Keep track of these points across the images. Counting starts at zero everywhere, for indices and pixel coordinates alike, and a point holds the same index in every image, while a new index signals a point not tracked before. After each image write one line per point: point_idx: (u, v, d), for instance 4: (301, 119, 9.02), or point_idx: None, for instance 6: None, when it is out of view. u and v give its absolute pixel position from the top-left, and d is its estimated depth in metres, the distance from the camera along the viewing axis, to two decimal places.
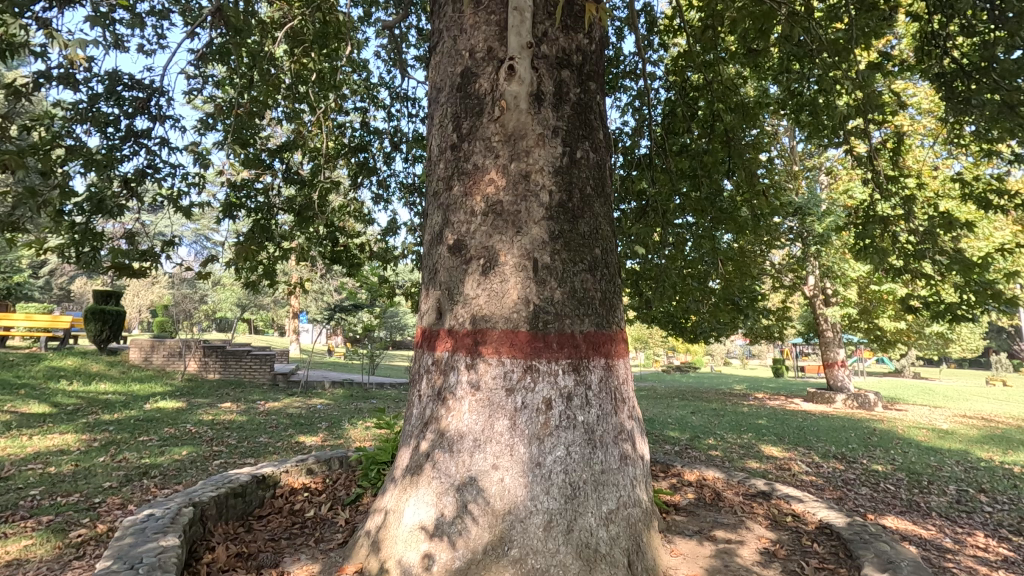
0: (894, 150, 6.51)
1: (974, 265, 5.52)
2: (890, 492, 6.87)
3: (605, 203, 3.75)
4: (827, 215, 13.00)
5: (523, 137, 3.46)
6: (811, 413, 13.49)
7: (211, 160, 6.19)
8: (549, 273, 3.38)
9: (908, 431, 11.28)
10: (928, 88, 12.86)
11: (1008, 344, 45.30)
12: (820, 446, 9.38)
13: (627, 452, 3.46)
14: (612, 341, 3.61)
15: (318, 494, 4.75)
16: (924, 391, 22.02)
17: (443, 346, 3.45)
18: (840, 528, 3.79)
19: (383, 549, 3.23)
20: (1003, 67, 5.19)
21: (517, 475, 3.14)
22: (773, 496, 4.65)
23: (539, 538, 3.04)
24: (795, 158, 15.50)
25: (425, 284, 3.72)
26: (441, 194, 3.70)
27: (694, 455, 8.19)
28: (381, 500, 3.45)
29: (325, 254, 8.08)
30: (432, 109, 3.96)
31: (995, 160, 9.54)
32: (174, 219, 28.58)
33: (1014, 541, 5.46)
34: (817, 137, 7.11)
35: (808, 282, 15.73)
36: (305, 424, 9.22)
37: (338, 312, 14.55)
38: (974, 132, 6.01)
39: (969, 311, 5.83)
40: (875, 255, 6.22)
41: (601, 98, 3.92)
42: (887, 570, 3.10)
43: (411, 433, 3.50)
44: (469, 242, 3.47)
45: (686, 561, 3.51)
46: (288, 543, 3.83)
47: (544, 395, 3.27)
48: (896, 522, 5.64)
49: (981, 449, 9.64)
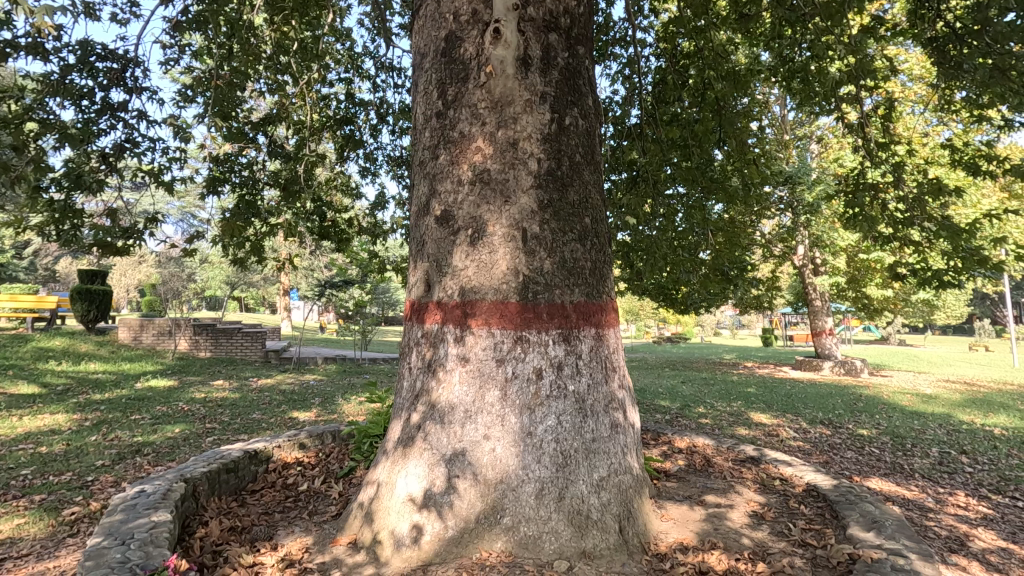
0: (885, 116, 6.42)
1: (961, 231, 5.52)
2: (875, 455, 7.03)
3: (594, 170, 3.68)
4: (818, 183, 12.95)
5: (510, 104, 3.39)
6: (798, 381, 13.75)
7: (191, 133, 5.98)
8: (539, 243, 3.34)
9: (894, 397, 11.52)
10: (920, 54, 12.76)
11: (991, 310, 46.36)
12: (807, 412, 9.55)
13: (618, 420, 3.46)
14: (603, 310, 3.58)
15: (311, 468, 4.76)
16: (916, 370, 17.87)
17: (433, 319, 3.43)
18: (826, 491, 3.87)
19: (375, 520, 3.24)
20: (995, 31, 4.98)
21: (508, 444, 3.15)
22: (761, 462, 4.74)
23: (532, 506, 3.08)
24: (785, 128, 15.40)
25: (413, 256, 3.67)
26: (427, 163, 3.63)
27: (685, 423, 8.33)
28: (373, 473, 3.46)
29: (313, 229, 7.93)
30: (416, 76, 3.85)
31: (984, 126, 9.52)
32: (157, 196, 28.03)
33: (993, 500, 5.60)
34: (808, 105, 7.01)
35: (797, 251, 15.85)
36: (298, 400, 9.25)
37: (328, 287, 14.45)
38: (966, 99, 5.93)
39: (956, 278, 5.84)
40: (864, 224, 6.19)
41: (591, 64, 3.82)
42: (872, 529, 3.17)
43: (403, 406, 3.49)
44: (456, 212, 3.41)
45: (676, 526, 3.53)
46: (282, 516, 3.84)
47: (535, 365, 3.26)
48: (880, 484, 5.80)
49: (962, 412, 9.88)
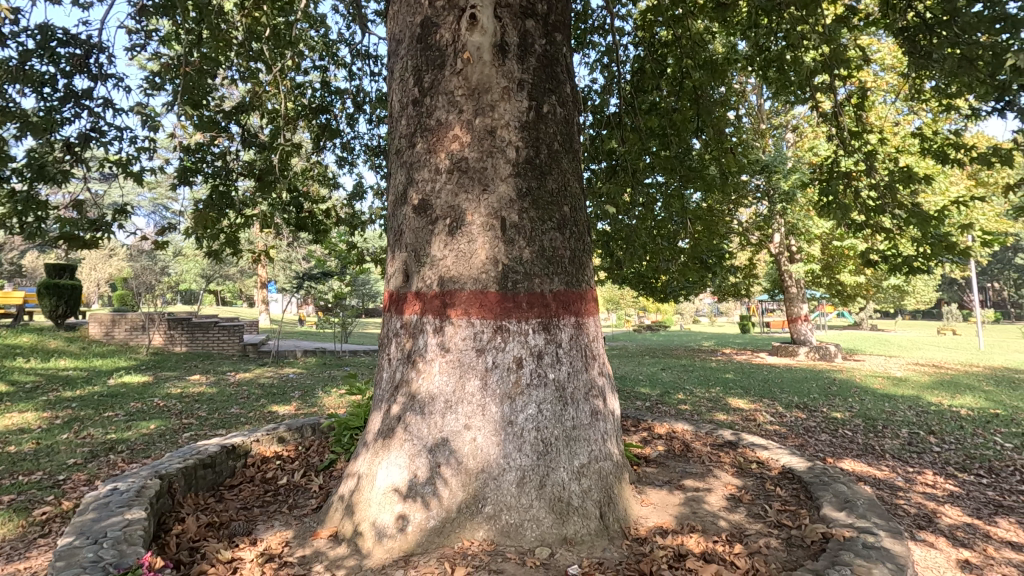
0: (858, 106, 6.52)
1: (930, 218, 5.65)
2: (848, 437, 7.22)
3: (573, 158, 3.66)
4: (793, 172, 13.14)
5: (487, 91, 3.35)
6: (774, 367, 14.04)
7: (159, 122, 5.80)
8: (517, 232, 3.32)
9: (866, 380, 11.85)
10: (891, 44, 12.97)
11: (958, 295, 47.75)
12: (783, 397, 9.75)
13: (598, 408, 3.48)
14: (582, 299, 3.58)
15: (291, 462, 4.71)
16: (889, 353, 18.36)
17: (411, 309, 3.40)
18: (801, 473, 3.97)
19: (356, 512, 3.22)
20: (963, 21, 5.09)
21: (489, 434, 3.16)
22: (739, 446, 4.84)
23: (513, 494, 3.08)
24: (762, 117, 15.55)
25: (391, 246, 3.64)
26: (404, 152, 3.58)
27: (665, 410, 8.46)
28: (353, 465, 3.43)
29: (290, 221, 7.78)
30: (391, 62, 3.79)
31: (953, 115, 9.73)
32: (127, 187, 27.24)
33: (959, 477, 5.79)
34: (784, 94, 7.08)
35: (774, 239, 16.09)
36: (277, 394, 9.14)
37: (307, 279, 14.22)
38: (935, 88, 6.05)
39: (925, 264, 5.99)
40: (838, 211, 6.30)
41: (568, 51, 3.79)
42: (844, 509, 3.26)
43: (382, 398, 3.47)
44: (434, 201, 3.38)
45: (655, 510, 3.57)
46: (261, 511, 3.80)
47: (515, 354, 3.26)
48: (852, 465, 5.97)
49: (931, 394, 10.19)
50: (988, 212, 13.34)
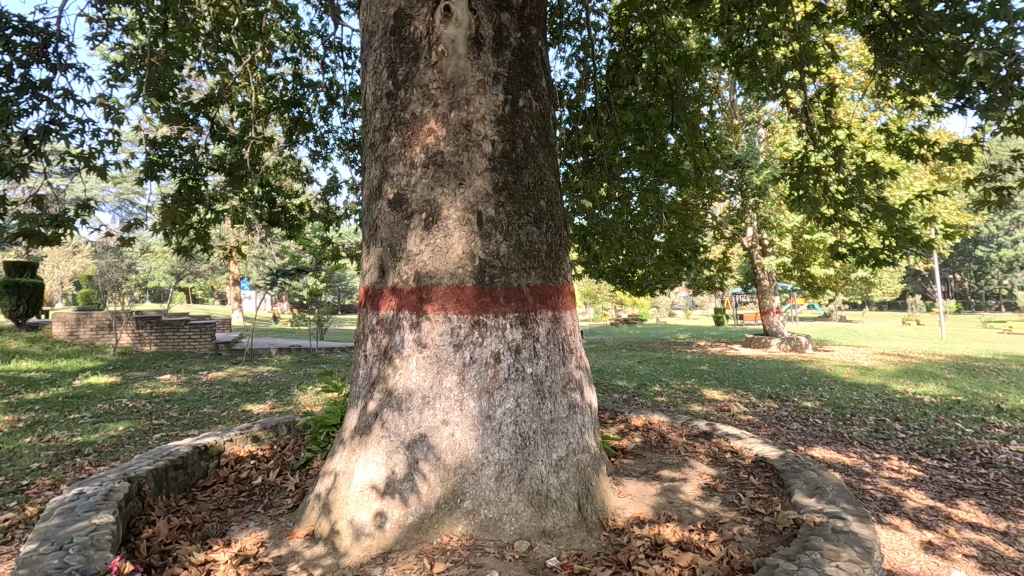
0: (827, 102, 6.66)
1: (896, 212, 5.82)
2: (818, 425, 7.43)
3: (549, 153, 3.66)
4: (765, 166, 13.39)
5: (463, 84, 3.33)
6: (747, 358, 14.33)
7: (123, 114, 5.60)
8: (494, 226, 3.31)
9: (835, 369, 12.19)
10: (859, 41, 13.28)
11: (922, 286, 49.40)
12: (756, 387, 9.97)
13: (576, 401, 3.50)
14: (559, 293, 3.59)
15: (266, 461, 4.63)
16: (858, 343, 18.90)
17: (388, 305, 3.37)
18: (774, 461, 4.06)
19: (333, 510, 3.19)
20: (927, 19, 5.25)
21: (467, 429, 3.15)
22: (713, 436, 4.93)
23: (491, 488, 3.09)
24: (735, 112, 15.79)
25: (366, 241, 3.60)
26: (378, 146, 3.54)
27: (641, 402, 8.57)
28: (330, 463, 3.40)
29: (262, 216, 7.64)
30: (364, 55, 3.73)
31: (917, 112, 10.02)
32: (90, 182, 26.33)
33: (923, 462, 6.00)
34: (756, 90, 7.19)
35: (747, 233, 16.39)
36: (251, 392, 8.98)
37: (280, 276, 13.98)
38: (900, 85, 6.22)
39: (891, 256, 6.17)
40: (808, 205, 6.44)
41: (544, 45, 3.78)
42: (814, 495, 3.35)
43: (359, 394, 3.44)
44: (410, 195, 3.35)
45: (633, 501, 3.62)
46: (235, 511, 3.73)
47: (492, 349, 3.25)
48: (822, 452, 6.14)
49: (896, 382, 10.54)
50: (950, 206, 13.81)
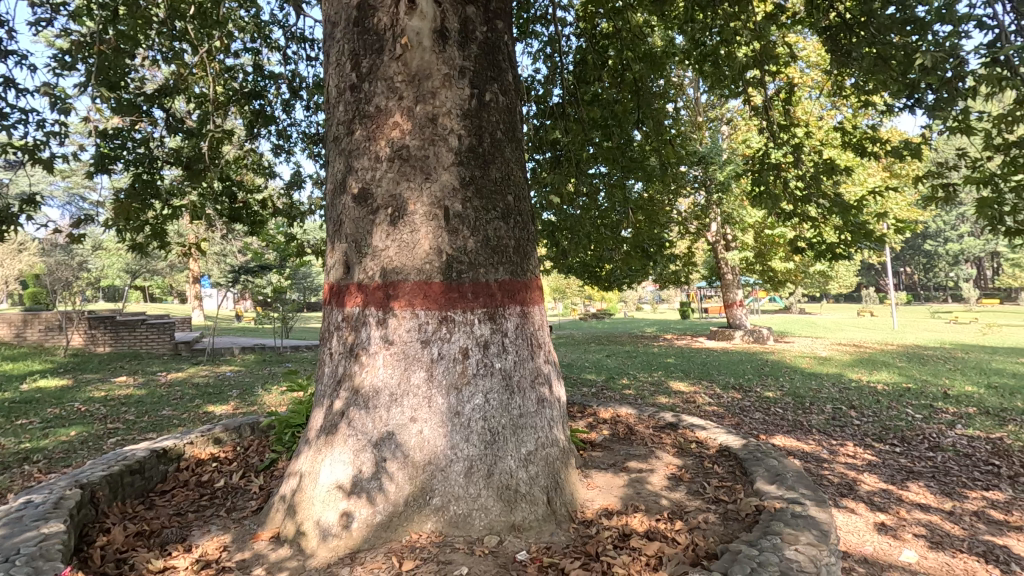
0: (786, 100, 6.85)
1: (851, 207, 6.04)
2: (779, 414, 7.67)
3: (516, 148, 3.65)
4: (728, 163, 13.71)
5: (428, 78, 3.29)
6: (712, 350, 14.68)
7: (70, 104, 5.33)
8: (461, 221, 3.29)
9: (795, 360, 12.60)
10: (816, 42, 13.70)
11: (875, 279, 51.48)
12: (720, 379, 10.23)
13: (544, 395, 3.52)
14: (527, 288, 3.59)
15: (229, 463, 4.51)
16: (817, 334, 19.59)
17: (353, 302, 3.32)
18: (736, 450, 4.17)
19: (299, 512, 3.13)
20: (879, 22, 5.47)
21: (436, 425, 3.13)
22: (679, 427, 5.03)
23: (461, 484, 3.08)
24: (699, 110, 16.09)
25: (330, 237, 3.54)
26: (342, 139, 3.47)
27: (610, 395, 8.69)
28: (295, 464, 3.33)
29: (222, 211, 7.41)
30: (327, 46, 3.65)
31: (871, 111, 10.40)
32: (37, 176, 25.08)
33: (876, 447, 6.27)
34: (719, 88, 7.33)
35: (711, 228, 16.77)
36: (213, 393, 8.74)
37: (243, 273, 13.60)
38: (854, 85, 6.45)
39: (846, 250, 6.40)
40: (768, 201, 6.63)
41: (510, 39, 3.77)
42: (775, 482, 3.46)
43: (324, 393, 3.38)
44: (375, 190, 3.30)
45: (601, 493, 3.67)
46: (196, 516, 3.62)
47: (461, 345, 3.24)
48: (782, 440, 6.35)
49: (852, 371, 10.97)
50: (901, 202, 14.42)
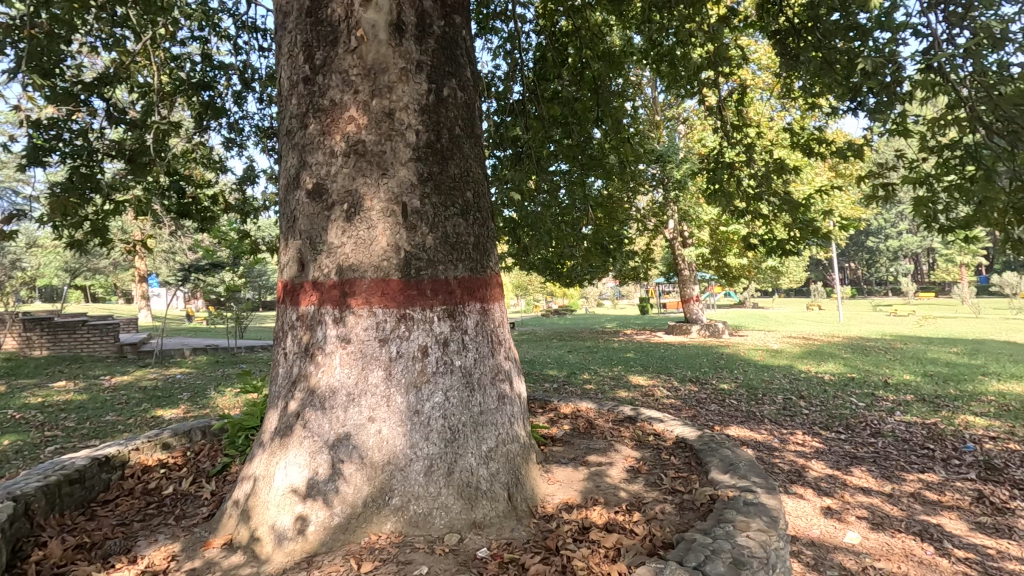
0: (739, 101, 7.06)
1: (799, 205, 6.28)
2: (733, 405, 7.93)
3: (475, 144, 3.63)
4: (684, 161, 14.04)
5: (384, 72, 3.23)
6: (670, 344, 15.05)
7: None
8: (419, 218, 3.25)
9: (748, 353, 13.04)
10: (766, 46, 14.17)
11: (822, 274, 53.81)
12: (678, 372, 10.50)
13: (505, 392, 3.52)
14: (487, 285, 3.58)
15: (178, 469, 4.33)
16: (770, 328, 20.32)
17: (308, 300, 3.24)
18: (692, 442, 4.29)
19: (252, 517, 3.04)
20: (824, 27, 5.70)
21: (394, 425, 3.09)
22: (638, 420, 5.13)
23: (421, 484, 3.05)
24: (656, 109, 16.40)
25: (284, 234, 3.44)
26: (295, 133, 3.37)
27: (571, 390, 8.79)
28: (248, 468, 3.23)
29: (170, 207, 7.07)
30: (278, 37, 3.54)
31: (818, 113, 10.85)
32: None
33: (823, 435, 6.56)
34: (675, 88, 7.49)
35: (668, 225, 17.16)
36: (162, 396, 8.38)
37: (193, 271, 13.09)
38: (802, 88, 6.70)
39: (795, 246, 6.65)
40: (723, 199, 6.82)
41: (468, 34, 3.73)
42: (728, 471, 3.57)
43: (279, 395, 3.29)
44: (330, 185, 3.22)
45: (561, 487, 3.70)
46: (143, 525, 3.46)
47: (420, 343, 3.20)
48: (736, 431, 6.57)
49: (801, 363, 11.45)
50: (845, 200, 15.10)
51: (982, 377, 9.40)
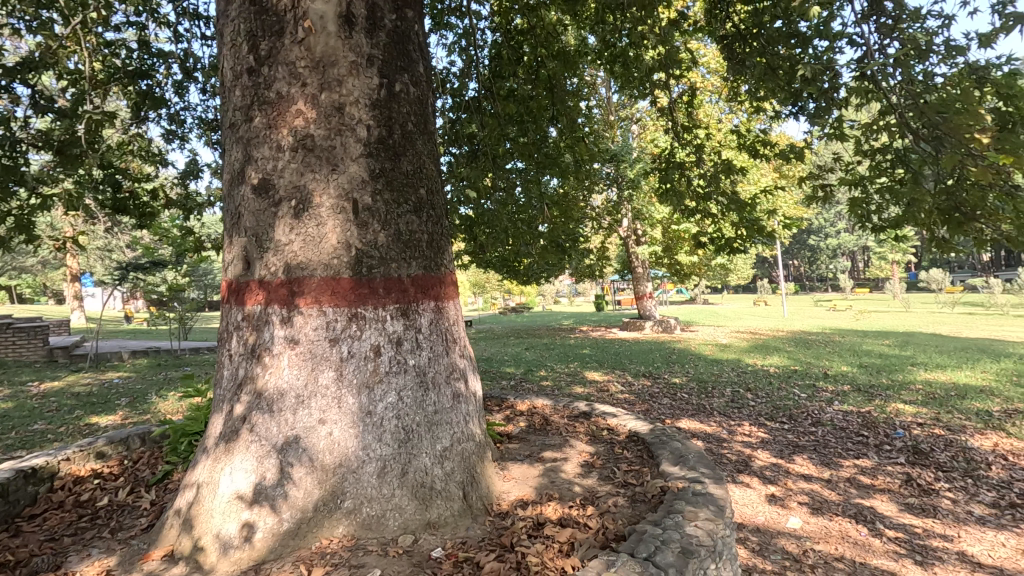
0: (689, 103, 7.25)
1: (745, 205, 6.52)
2: (684, 399, 8.18)
3: (428, 140, 3.59)
4: (637, 161, 14.33)
5: (334, 65, 3.14)
6: (624, 340, 15.35)
7: None
8: (371, 215, 3.19)
9: (699, 348, 13.46)
10: (715, 50, 14.63)
11: (768, 271, 56.13)
12: (632, 367, 10.73)
13: (460, 390, 3.50)
14: (441, 283, 3.55)
15: (114, 479, 4.10)
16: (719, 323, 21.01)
17: (254, 299, 3.12)
18: (644, 435, 4.39)
19: (195, 526, 2.91)
20: (768, 34, 5.93)
21: (346, 427, 3.03)
22: (592, 416, 5.22)
23: (374, 485, 3.00)
24: (611, 109, 16.66)
25: (228, 230, 3.31)
26: (240, 126, 3.25)
27: (528, 387, 8.85)
28: (191, 475, 3.10)
29: (104, 202, 6.69)
30: (220, 25, 3.39)
31: (762, 117, 11.30)
32: None
33: (768, 425, 6.85)
34: (628, 89, 7.63)
35: (623, 224, 17.49)
36: (98, 402, 7.92)
37: (132, 270, 12.43)
38: (748, 92, 6.95)
39: (742, 244, 6.89)
40: (674, 198, 7.01)
41: (421, 29, 3.68)
42: (678, 463, 3.67)
43: (224, 398, 3.17)
44: (277, 181, 3.12)
45: (517, 484, 3.72)
46: (74, 540, 3.26)
47: (372, 342, 3.14)
48: (687, 423, 6.78)
49: (748, 356, 11.91)
50: (788, 200, 15.79)
51: (911, 367, 10.04)
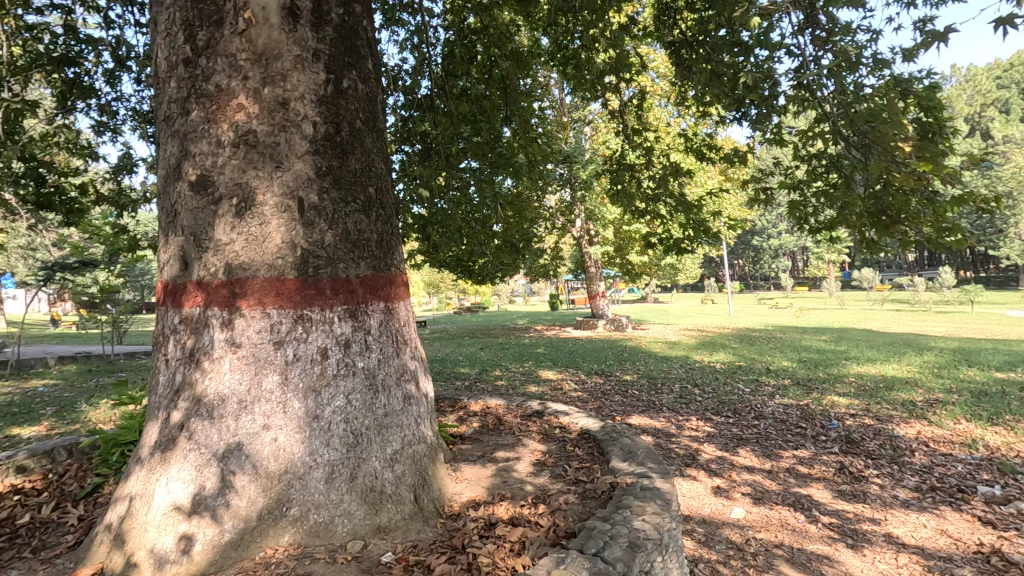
0: (639, 106, 7.42)
1: (692, 206, 6.72)
2: (635, 395, 8.37)
3: (377, 138, 3.52)
4: (590, 162, 14.54)
5: (277, 58, 3.04)
6: (578, 339, 15.56)
7: None
8: (317, 214, 3.10)
9: (649, 345, 13.80)
10: (663, 55, 15.03)
11: (715, 270, 58.18)
12: (585, 365, 10.89)
13: (410, 392, 3.46)
14: (391, 284, 3.49)
15: (36, 495, 3.82)
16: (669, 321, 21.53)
17: (192, 301, 2.98)
18: (596, 432, 4.47)
19: (127, 541, 2.75)
20: (712, 41, 6.13)
21: (292, 432, 2.94)
22: (545, 414, 5.26)
23: (321, 491, 2.92)
24: (564, 110, 16.84)
25: (163, 229, 3.15)
26: (176, 120, 3.09)
27: (482, 387, 8.84)
28: (123, 487, 2.93)
29: (26, 197, 6.22)
30: (154, 13, 3.23)
31: (708, 122, 11.70)
32: None
33: (714, 419, 7.11)
34: (580, 91, 7.73)
35: (576, 224, 17.72)
36: (20, 412, 7.37)
37: (59, 270, 11.64)
38: (694, 97, 7.17)
39: (689, 245, 7.11)
40: (624, 199, 7.16)
41: (369, 24, 3.61)
42: (627, 459, 3.76)
43: (159, 405, 3.02)
44: (216, 177, 2.99)
45: (469, 485, 3.70)
46: None
47: (319, 344, 3.06)
48: (638, 419, 6.94)
49: (695, 353, 12.32)
50: (733, 202, 16.42)
51: (845, 361, 10.64)
